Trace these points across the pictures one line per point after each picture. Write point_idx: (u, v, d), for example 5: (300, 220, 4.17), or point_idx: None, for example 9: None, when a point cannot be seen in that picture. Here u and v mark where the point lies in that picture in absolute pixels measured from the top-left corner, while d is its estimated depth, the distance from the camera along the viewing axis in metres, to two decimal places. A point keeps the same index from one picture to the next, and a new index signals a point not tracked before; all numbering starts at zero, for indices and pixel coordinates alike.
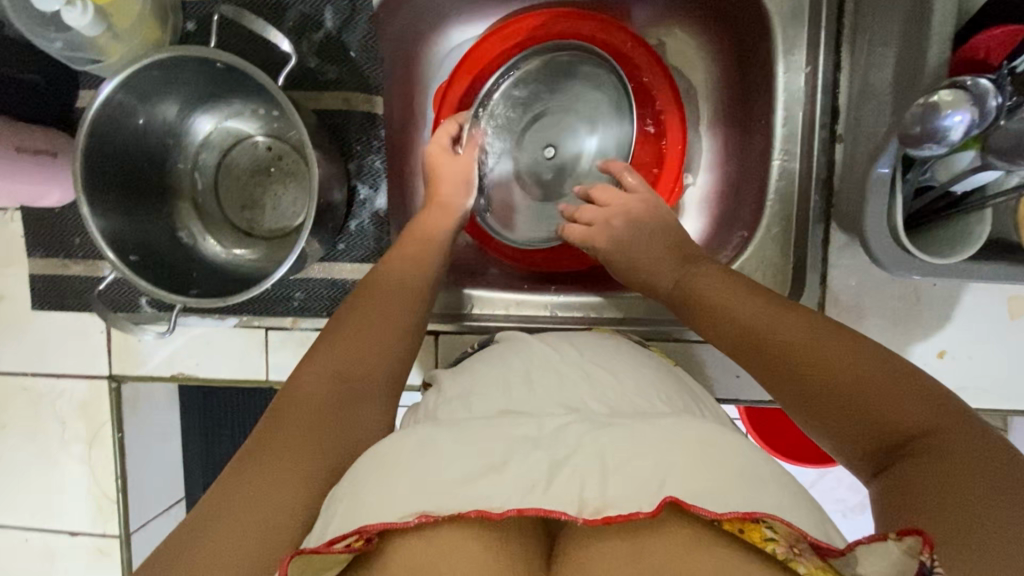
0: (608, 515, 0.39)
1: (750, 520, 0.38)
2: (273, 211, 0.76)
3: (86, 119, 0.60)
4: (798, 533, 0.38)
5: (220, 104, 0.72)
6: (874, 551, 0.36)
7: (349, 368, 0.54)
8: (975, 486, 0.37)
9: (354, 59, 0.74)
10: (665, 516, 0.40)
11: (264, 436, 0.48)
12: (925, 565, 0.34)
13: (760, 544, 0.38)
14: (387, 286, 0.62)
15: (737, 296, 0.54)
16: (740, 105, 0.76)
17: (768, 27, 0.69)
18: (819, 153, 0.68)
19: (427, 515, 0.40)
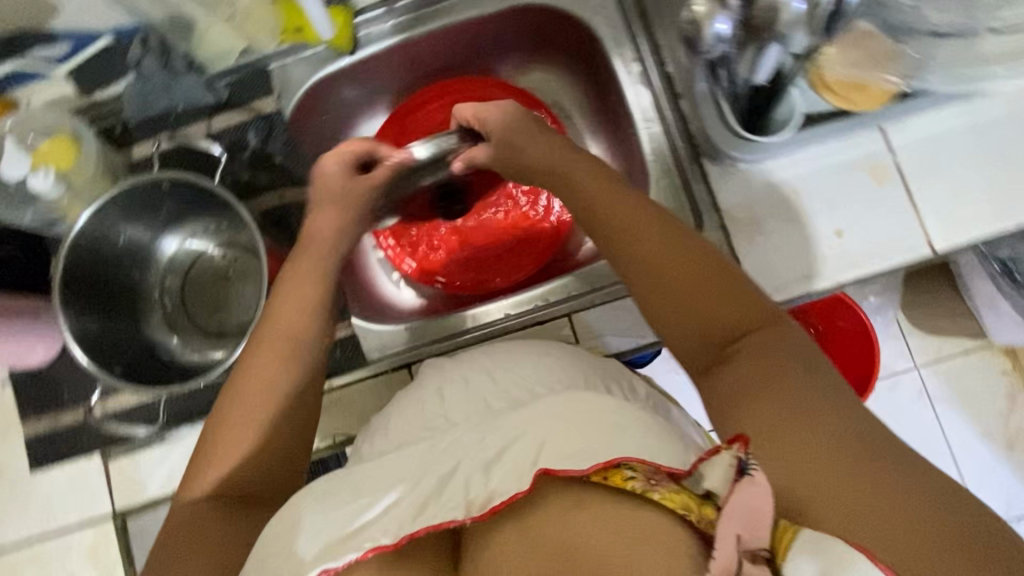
0: (493, 506, 0.49)
1: (613, 467, 0.48)
2: (239, 308, 0.85)
3: (61, 254, 0.70)
4: (654, 468, 0.49)
5: (174, 229, 0.83)
6: (711, 466, 0.48)
7: (256, 406, 0.63)
8: (855, 469, 0.46)
9: (280, 163, 0.88)
10: (542, 486, 0.50)
11: (202, 464, 0.62)
12: (743, 462, 0.46)
13: (623, 483, 0.48)
14: (272, 335, 0.68)
15: (684, 270, 0.59)
16: (604, 105, 0.92)
17: (596, 37, 0.86)
18: (671, 111, 0.81)
19: (329, 570, 0.47)
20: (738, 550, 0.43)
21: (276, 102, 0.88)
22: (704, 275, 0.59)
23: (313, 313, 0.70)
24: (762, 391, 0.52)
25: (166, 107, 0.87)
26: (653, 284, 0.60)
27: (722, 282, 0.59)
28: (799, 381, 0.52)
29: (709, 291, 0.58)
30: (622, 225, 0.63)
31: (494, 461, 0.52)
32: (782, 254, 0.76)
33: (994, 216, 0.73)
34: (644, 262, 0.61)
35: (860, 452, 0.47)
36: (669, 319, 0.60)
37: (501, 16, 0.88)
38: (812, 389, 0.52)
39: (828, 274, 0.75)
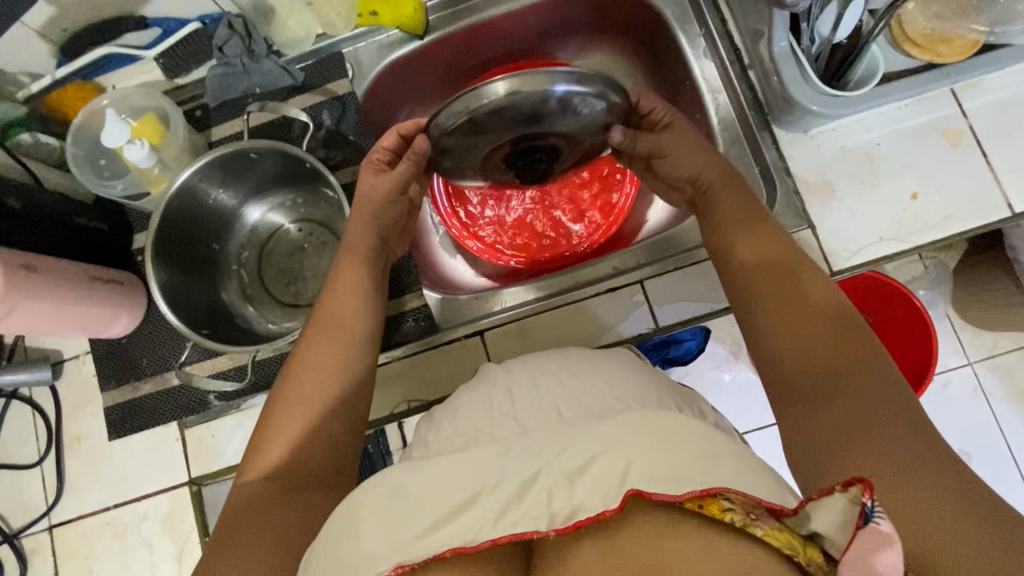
0: (576, 522, 0.43)
1: (709, 496, 0.42)
2: (312, 280, 0.87)
3: (157, 214, 0.75)
4: (753, 500, 0.42)
5: (255, 202, 0.87)
6: (823, 506, 0.41)
7: (309, 388, 0.65)
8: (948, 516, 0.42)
9: (353, 141, 0.91)
10: (629, 505, 0.43)
11: (257, 443, 0.63)
12: (868, 508, 0.38)
13: (720, 515, 0.41)
14: (329, 321, 0.71)
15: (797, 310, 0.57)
16: (668, 84, 0.94)
17: (662, 15, 0.88)
18: (739, 83, 0.83)
19: (403, 566, 0.43)
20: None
21: (350, 84, 0.92)
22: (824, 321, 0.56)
23: (361, 301, 0.73)
24: (870, 426, 0.48)
25: (244, 89, 0.91)
26: (775, 317, 0.58)
27: (842, 332, 0.55)
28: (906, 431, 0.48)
29: (828, 336, 0.55)
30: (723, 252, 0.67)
31: (580, 468, 0.46)
32: (857, 217, 0.76)
33: None
34: (749, 286, 0.62)
35: (955, 500, 0.43)
36: (773, 349, 0.57)
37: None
38: (911, 430, 0.48)
39: (906, 237, 0.75)
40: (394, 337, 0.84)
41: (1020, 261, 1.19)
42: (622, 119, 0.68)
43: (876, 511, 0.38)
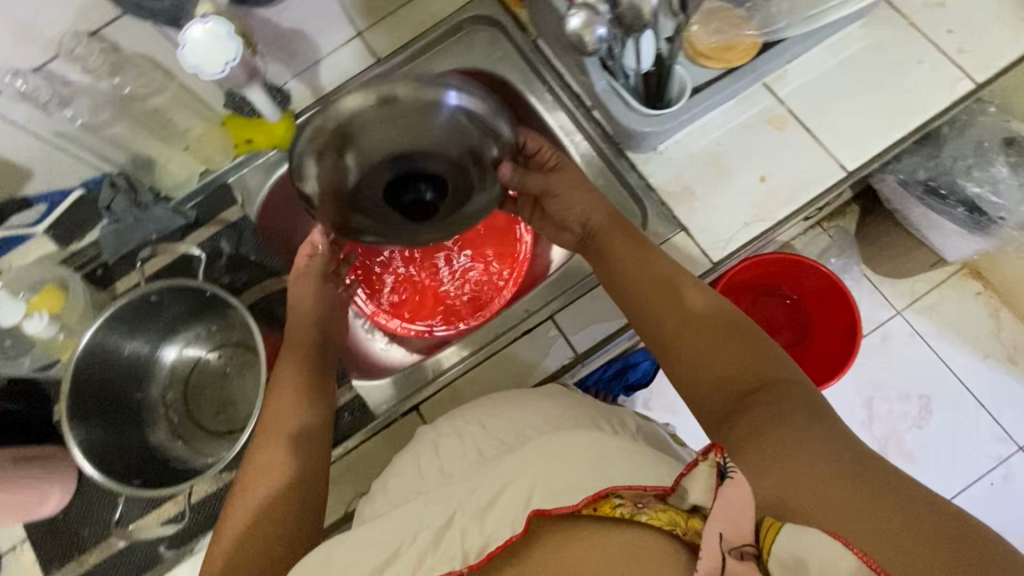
0: (489, 552, 0.53)
1: (602, 498, 0.51)
2: (242, 402, 0.88)
3: (68, 377, 0.75)
4: (640, 492, 0.52)
5: (171, 340, 0.88)
6: (694, 479, 0.50)
7: (259, 494, 0.68)
8: (842, 485, 0.50)
9: (255, 261, 0.95)
10: (535, 525, 0.54)
11: (212, 549, 0.66)
12: (722, 466, 0.49)
13: (611, 511, 0.50)
14: (272, 423, 0.73)
15: (705, 331, 0.69)
16: (531, 137, 1.03)
17: (508, 81, 0.98)
18: (587, 122, 0.92)
19: None
20: (722, 547, 0.44)
21: (241, 209, 0.96)
22: (724, 336, 0.68)
23: (302, 401, 0.75)
24: (784, 421, 0.57)
25: (140, 238, 0.94)
26: (681, 338, 0.69)
27: (740, 346, 0.67)
28: (796, 421, 0.57)
29: (730, 351, 0.67)
30: (634, 274, 0.75)
31: (485, 509, 0.57)
32: (721, 210, 0.84)
33: (881, 130, 0.84)
34: (646, 310, 0.73)
35: (850, 474, 0.50)
36: (683, 363, 0.69)
37: None
38: (804, 417, 0.57)
39: (766, 215, 0.83)
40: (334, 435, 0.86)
41: (900, 208, 1.32)
42: (510, 157, 0.78)
43: (727, 469, 0.48)
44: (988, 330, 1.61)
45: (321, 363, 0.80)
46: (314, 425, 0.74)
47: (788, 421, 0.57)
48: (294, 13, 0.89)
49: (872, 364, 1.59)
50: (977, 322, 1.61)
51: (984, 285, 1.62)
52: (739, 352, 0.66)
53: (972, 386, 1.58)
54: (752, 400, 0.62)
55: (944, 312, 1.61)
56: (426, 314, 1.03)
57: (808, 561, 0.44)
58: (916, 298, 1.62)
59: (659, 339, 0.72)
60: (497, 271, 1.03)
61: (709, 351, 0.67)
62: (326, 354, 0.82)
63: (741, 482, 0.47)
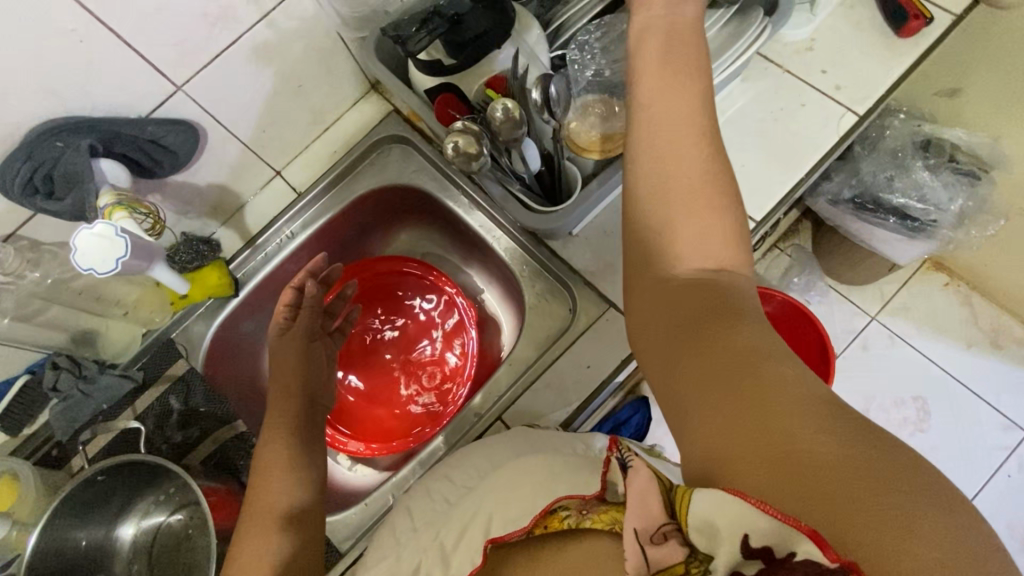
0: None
1: (551, 512, 0.57)
2: (203, 567, 0.86)
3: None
4: (583, 499, 0.56)
5: (128, 512, 0.87)
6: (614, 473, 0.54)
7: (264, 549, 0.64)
8: (805, 438, 0.40)
9: (206, 410, 0.98)
10: (502, 546, 0.61)
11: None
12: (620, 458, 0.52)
13: (558, 522, 0.56)
14: (264, 486, 0.71)
15: (703, 218, 0.54)
16: (458, 237, 1.07)
17: (426, 190, 1.02)
18: (502, 217, 0.95)
19: None
20: (639, 542, 0.44)
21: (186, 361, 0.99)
22: (697, 200, 0.54)
23: (305, 460, 0.75)
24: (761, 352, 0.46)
25: (90, 414, 0.95)
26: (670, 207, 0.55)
27: (717, 214, 0.54)
28: (749, 351, 0.46)
29: (709, 220, 0.54)
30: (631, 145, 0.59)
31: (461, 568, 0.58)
32: None
33: (781, 175, 0.88)
34: (647, 186, 0.56)
35: (822, 426, 0.41)
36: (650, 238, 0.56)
37: (348, 211, 1.04)
38: (758, 339, 0.48)
39: None
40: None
41: (839, 223, 1.34)
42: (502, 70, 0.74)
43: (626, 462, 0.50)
44: (965, 319, 1.59)
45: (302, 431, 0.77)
46: (311, 482, 0.73)
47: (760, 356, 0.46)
48: (208, 175, 0.91)
49: (857, 373, 1.57)
50: (952, 312, 1.59)
51: (949, 274, 1.61)
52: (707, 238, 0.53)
53: (961, 375, 1.55)
54: (712, 302, 0.51)
55: (917, 309, 1.60)
56: (389, 429, 1.03)
57: (719, 523, 0.40)
58: (891, 297, 1.61)
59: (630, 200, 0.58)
60: (450, 372, 1.04)
61: (681, 216, 0.54)
62: (310, 418, 0.79)
63: (642, 467, 0.48)
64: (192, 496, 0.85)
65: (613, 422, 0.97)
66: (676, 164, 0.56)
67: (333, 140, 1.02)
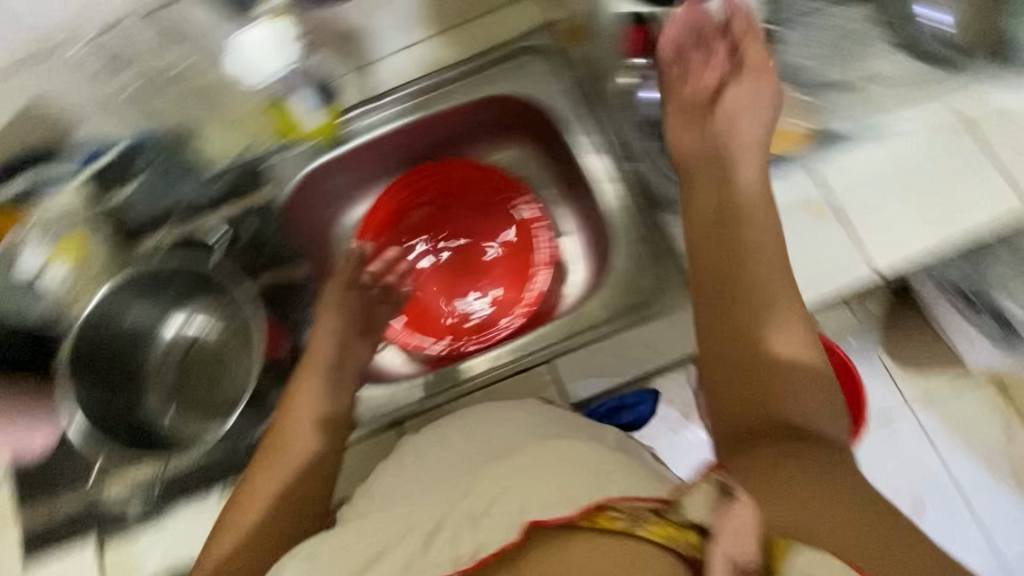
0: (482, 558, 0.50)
1: (599, 510, 0.49)
2: (231, 380, 0.93)
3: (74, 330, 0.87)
4: (637, 506, 0.49)
5: (186, 304, 0.96)
6: (695, 497, 0.49)
7: (275, 478, 0.73)
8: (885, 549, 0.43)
9: (275, 245, 0.96)
10: (528, 539, 0.49)
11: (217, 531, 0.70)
12: (724, 485, 0.49)
13: (610, 523, 0.48)
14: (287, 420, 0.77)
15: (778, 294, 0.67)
16: (564, 176, 1.04)
17: (558, 117, 0.97)
18: (625, 174, 0.92)
19: None
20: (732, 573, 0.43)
21: (271, 192, 0.97)
22: (783, 303, 0.66)
23: (326, 382, 0.80)
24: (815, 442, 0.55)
25: (167, 206, 0.94)
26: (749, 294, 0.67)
27: (796, 314, 0.66)
28: (804, 392, 0.61)
29: (790, 317, 0.66)
30: (720, 238, 0.71)
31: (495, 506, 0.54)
32: None
33: (925, 236, 0.82)
34: (737, 264, 0.69)
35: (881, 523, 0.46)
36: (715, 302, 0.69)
37: (472, 105, 1.00)
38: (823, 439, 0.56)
39: None
40: None
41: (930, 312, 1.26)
42: None
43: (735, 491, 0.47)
44: None
45: (339, 354, 0.83)
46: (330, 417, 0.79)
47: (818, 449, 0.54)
48: None
49: (876, 464, 1.27)
50: None
51: None
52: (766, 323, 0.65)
53: (985, 521, 1.27)
54: (779, 380, 0.62)
55: None
56: (432, 330, 1.03)
57: None
58: None
59: (739, 266, 0.68)
60: (509, 300, 1.03)
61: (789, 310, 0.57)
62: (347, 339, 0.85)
63: (746, 504, 0.46)
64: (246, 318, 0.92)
65: (628, 415, 0.94)
66: (771, 251, 0.69)
67: (485, 33, 0.98)
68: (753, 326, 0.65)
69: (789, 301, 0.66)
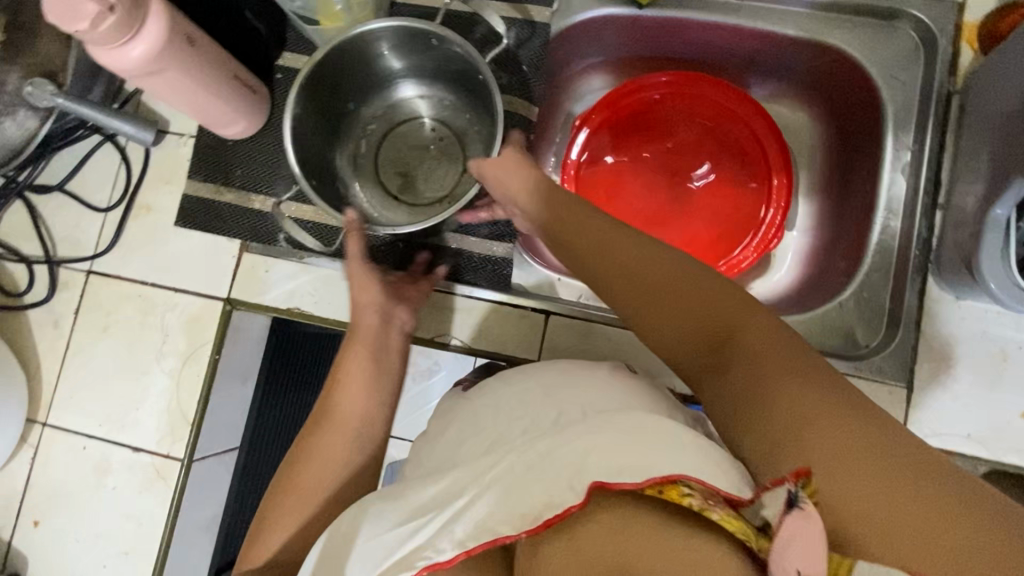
0: (546, 520, 0.45)
1: (669, 482, 0.43)
2: (424, 183, 0.87)
3: (326, 46, 0.73)
4: (711, 489, 0.43)
5: (426, 82, 0.86)
6: (772, 496, 0.40)
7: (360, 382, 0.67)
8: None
9: (524, 71, 0.87)
10: (593, 500, 0.45)
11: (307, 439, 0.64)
12: (793, 493, 0.39)
13: (678, 500, 0.42)
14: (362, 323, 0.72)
15: (736, 317, 0.49)
16: (842, 174, 0.87)
17: (883, 110, 0.80)
18: (922, 217, 0.76)
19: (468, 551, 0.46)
20: None
21: (550, 15, 0.86)
22: (682, 308, 0.50)
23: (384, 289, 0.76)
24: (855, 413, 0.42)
25: None
26: (666, 311, 0.51)
27: (728, 308, 0.49)
28: (790, 373, 0.45)
29: (705, 315, 0.50)
30: (626, 272, 0.54)
31: None
32: (957, 404, 0.73)
33: None
34: (645, 291, 0.52)
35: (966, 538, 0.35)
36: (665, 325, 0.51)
37: (796, 42, 0.84)
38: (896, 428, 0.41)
39: (995, 450, 0.72)
40: (467, 274, 0.84)
41: None
42: None
43: (800, 499, 0.38)
44: None
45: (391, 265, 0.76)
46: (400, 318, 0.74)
47: (856, 426, 0.41)
48: None
49: None
50: None
51: None
52: (716, 323, 0.49)
53: None
54: (751, 369, 0.46)
55: None
56: None
57: None
58: None
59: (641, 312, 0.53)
60: None
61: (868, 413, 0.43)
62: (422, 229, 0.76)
63: (813, 516, 0.37)
64: (469, 158, 0.87)
65: None
66: (691, 284, 0.51)
67: None
68: (706, 327, 0.50)
69: (704, 299, 0.50)
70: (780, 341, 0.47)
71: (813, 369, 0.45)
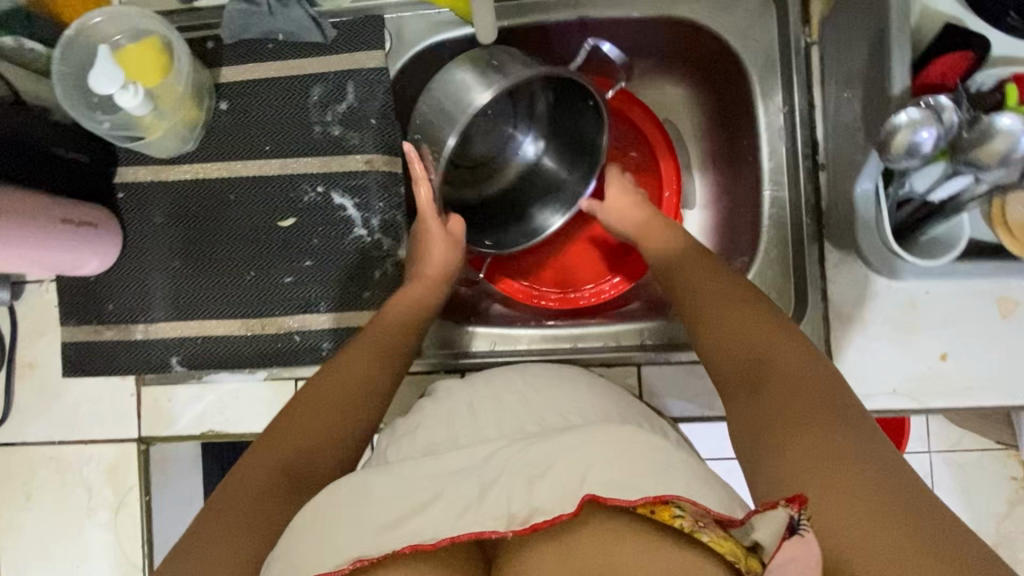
0: (534, 523, 0.46)
1: (662, 502, 0.46)
2: (481, 143, 0.85)
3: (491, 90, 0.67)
4: (703, 510, 0.46)
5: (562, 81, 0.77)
6: (767, 518, 0.44)
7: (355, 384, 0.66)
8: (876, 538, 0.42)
9: (375, 123, 0.82)
10: (587, 512, 0.47)
11: (282, 430, 0.60)
12: (793, 520, 0.42)
13: (670, 520, 0.45)
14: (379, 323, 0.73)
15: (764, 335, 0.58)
16: (727, 144, 0.84)
17: (746, 76, 0.77)
18: (806, 181, 0.74)
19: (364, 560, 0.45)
20: None
21: (385, 58, 0.81)
22: (742, 322, 0.61)
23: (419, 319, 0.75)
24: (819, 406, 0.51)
25: (267, 33, 0.82)
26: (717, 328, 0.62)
27: (760, 330, 0.59)
28: (797, 374, 0.54)
29: (749, 326, 0.60)
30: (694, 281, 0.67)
31: None
32: (878, 362, 0.72)
33: None
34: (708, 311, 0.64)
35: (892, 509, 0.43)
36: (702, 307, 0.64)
37: (644, 22, 0.80)
38: (853, 415, 0.50)
39: (924, 398, 0.70)
40: None
41: None
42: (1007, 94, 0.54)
43: (801, 526, 0.41)
44: None
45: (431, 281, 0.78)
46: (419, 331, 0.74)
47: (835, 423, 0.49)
48: None
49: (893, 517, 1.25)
50: None
51: None
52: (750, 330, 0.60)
53: None
54: (766, 365, 0.56)
55: None
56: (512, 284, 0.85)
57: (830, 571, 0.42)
58: None
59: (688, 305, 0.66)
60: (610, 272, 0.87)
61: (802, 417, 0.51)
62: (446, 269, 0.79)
63: (813, 543, 0.41)
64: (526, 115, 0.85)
65: None
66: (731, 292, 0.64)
67: None
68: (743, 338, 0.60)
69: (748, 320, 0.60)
70: (792, 354, 0.56)
71: (811, 370, 0.54)
